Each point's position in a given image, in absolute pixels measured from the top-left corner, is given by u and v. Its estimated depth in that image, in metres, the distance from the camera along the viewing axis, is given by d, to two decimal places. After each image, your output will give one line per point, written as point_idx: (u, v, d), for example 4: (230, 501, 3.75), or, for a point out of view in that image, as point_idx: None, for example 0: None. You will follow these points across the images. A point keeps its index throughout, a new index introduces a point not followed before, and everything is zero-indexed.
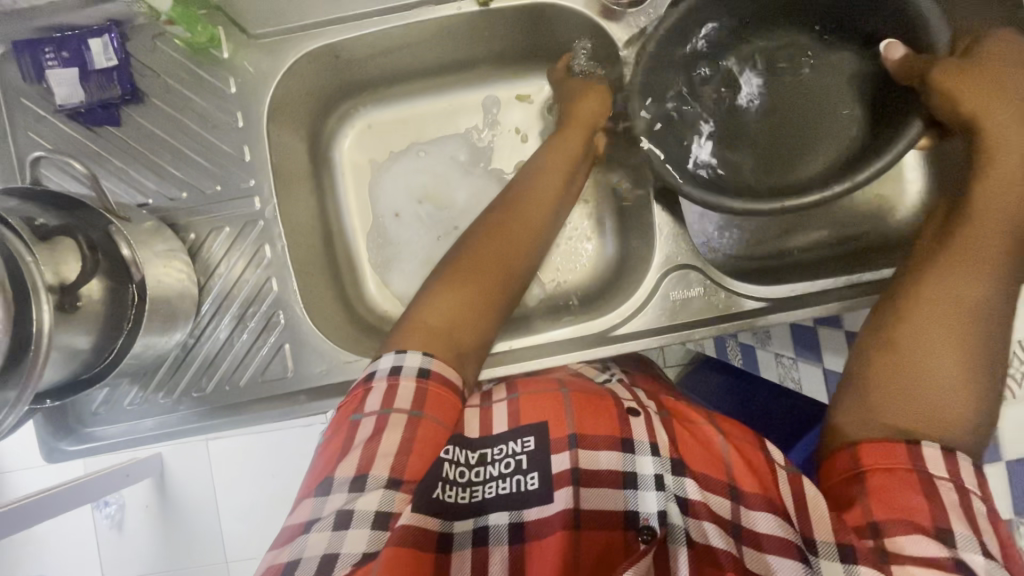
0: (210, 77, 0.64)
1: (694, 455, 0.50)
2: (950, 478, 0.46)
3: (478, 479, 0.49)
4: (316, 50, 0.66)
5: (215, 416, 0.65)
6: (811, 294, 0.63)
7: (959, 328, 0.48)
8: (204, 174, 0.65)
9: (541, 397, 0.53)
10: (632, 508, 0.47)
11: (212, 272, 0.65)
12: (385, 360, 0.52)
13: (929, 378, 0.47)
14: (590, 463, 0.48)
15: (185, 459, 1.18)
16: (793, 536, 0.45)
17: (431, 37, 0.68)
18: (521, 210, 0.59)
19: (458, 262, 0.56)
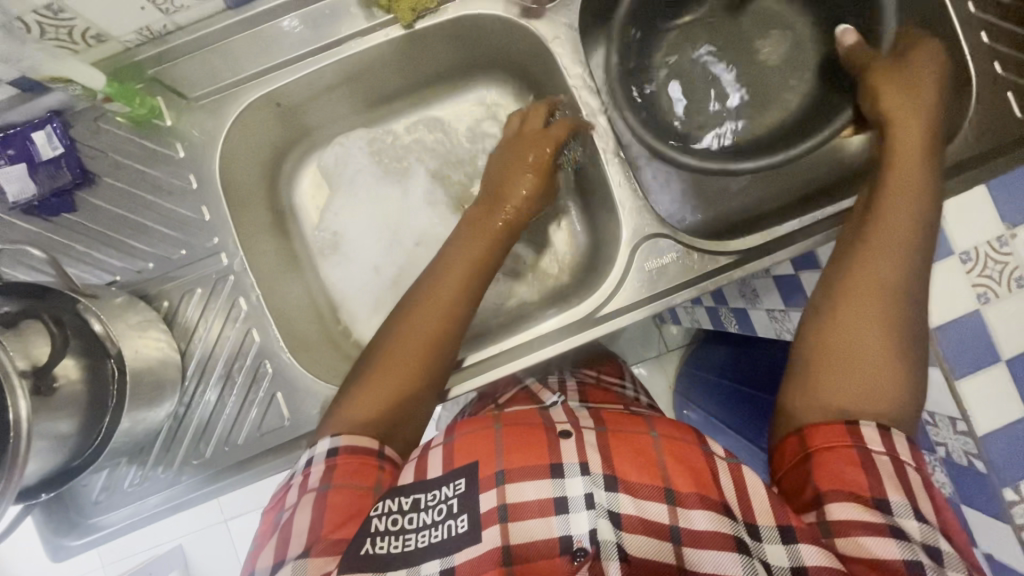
0: (158, 146, 0.65)
1: (627, 463, 0.49)
2: (887, 451, 0.48)
3: (410, 526, 0.46)
4: (256, 100, 0.67)
5: (221, 479, 0.63)
6: (773, 240, 0.65)
7: (886, 307, 0.51)
8: (167, 241, 0.65)
9: (473, 435, 0.51)
10: (564, 534, 0.46)
11: (192, 335, 0.64)
12: (302, 459, 0.53)
13: (864, 360, 0.50)
14: (519, 495, 0.47)
15: (207, 545, 1.14)
16: (726, 526, 0.45)
17: (366, 70, 0.70)
18: (454, 274, 0.60)
19: (387, 343, 0.57)
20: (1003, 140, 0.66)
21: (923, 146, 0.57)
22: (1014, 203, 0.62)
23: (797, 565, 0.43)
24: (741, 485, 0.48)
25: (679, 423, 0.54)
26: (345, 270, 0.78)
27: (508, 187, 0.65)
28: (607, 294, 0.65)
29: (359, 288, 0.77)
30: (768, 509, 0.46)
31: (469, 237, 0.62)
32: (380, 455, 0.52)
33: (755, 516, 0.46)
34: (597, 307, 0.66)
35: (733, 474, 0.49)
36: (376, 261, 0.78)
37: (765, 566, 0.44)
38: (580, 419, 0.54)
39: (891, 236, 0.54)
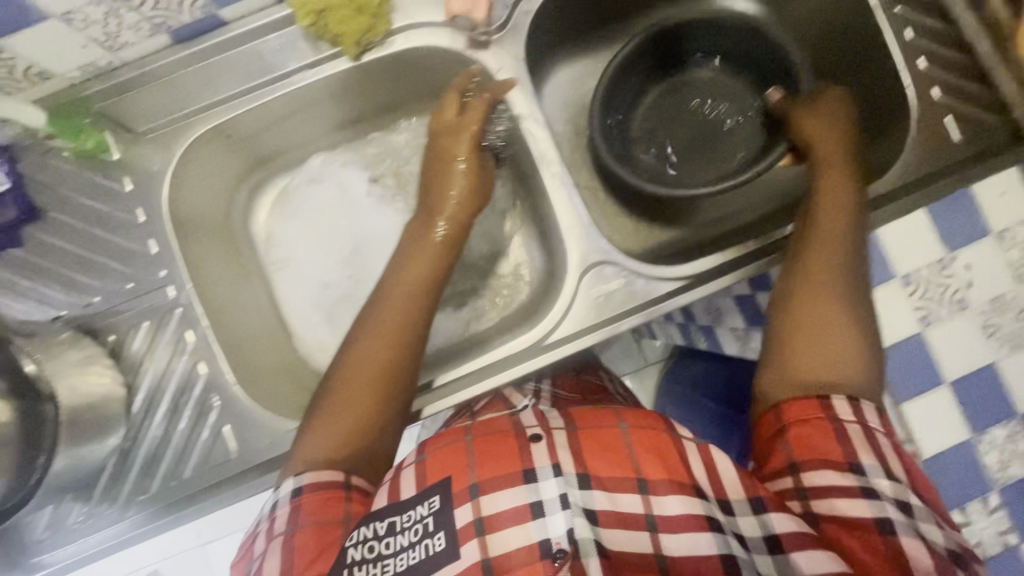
0: (106, 180, 0.65)
1: (597, 460, 0.47)
2: (858, 421, 0.49)
3: (386, 551, 0.44)
4: (206, 132, 0.66)
5: (169, 514, 0.63)
6: (710, 270, 0.66)
7: (835, 301, 0.53)
8: (114, 275, 0.65)
9: (443, 446, 0.49)
10: (542, 539, 0.42)
11: (139, 369, 0.64)
12: (269, 501, 0.53)
13: (829, 346, 0.52)
14: (494, 506, 0.45)
15: None
16: (700, 508, 0.44)
17: (318, 100, 0.70)
18: (399, 298, 0.59)
19: (340, 372, 0.57)
20: None
21: (846, 162, 0.60)
22: (950, 224, 0.65)
23: (767, 534, 0.44)
24: (709, 465, 0.48)
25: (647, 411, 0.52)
26: (302, 298, 0.75)
27: (443, 195, 0.63)
28: (555, 322, 0.66)
29: (319, 314, 0.75)
30: (738, 482, 0.47)
31: (412, 259, 0.61)
32: (347, 485, 0.52)
33: (727, 491, 0.47)
34: (544, 334, 0.66)
35: (703, 454, 0.48)
36: (331, 286, 0.75)
37: (737, 538, 0.44)
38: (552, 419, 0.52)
39: (824, 242, 0.56)
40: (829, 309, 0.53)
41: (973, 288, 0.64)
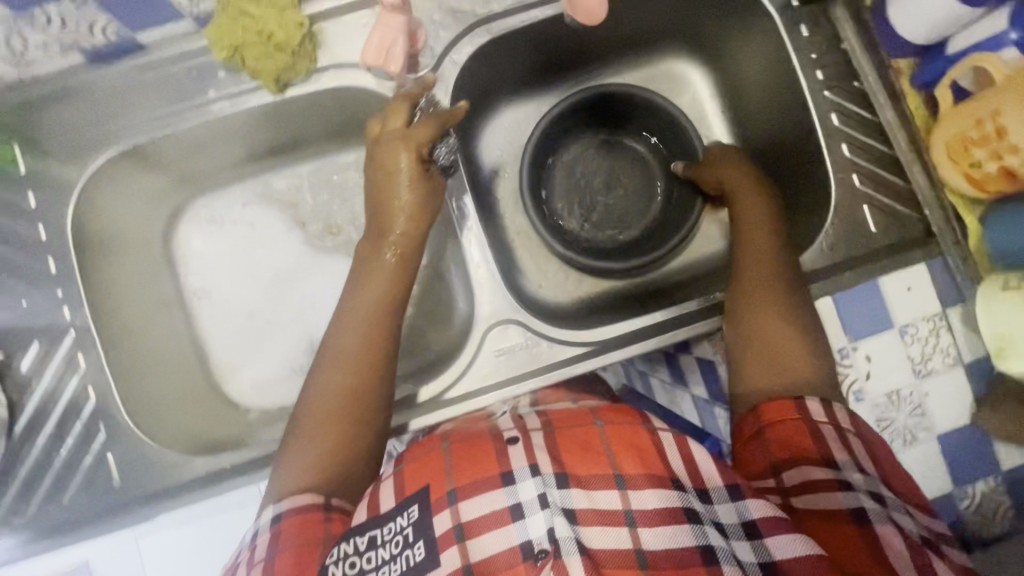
0: (9, 194, 0.64)
1: (576, 457, 0.44)
2: (829, 421, 0.51)
3: (367, 566, 0.41)
4: (116, 154, 0.65)
5: (45, 539, 0.63)
6: (611, 339, 0.66)
7: (777, 302, 0.59)
8: (9, 291, 0.64)
9: (421, 454, 0.47)
10: (524, 542, 0.40)
11: (25, 388, 0.63)
12: (246, 537, 0.50)
13: (780, 342, 0.56)
14: (474, 511, 0.42)
15: None
16: (677, 500, 0.42)
17: (241, 128, 0.69)
18: (361, 321, 0.58)
19: (308, 400, 0.55)
20: (853, 253, 0.67)
21: (753, 186, 0.69)
22: (866, 316, 0.65)
23: (745, 522, 0.42)
24: (688, 455, 0.45)
25: (623, 406, 0.49)
26: (220, 324, 0.75)
27: (390, 204, 0.61)
28: (456, 376, 0.65)
29: (238, 343, 0.74)
30: (716, 472, 0.44)
31: (374, 277, 0.60)
32: (327, 506, 0.49)
33: (706, 483, 0.44)
34: (443, 389, 0.65)
35: (678, 444, 0.45)
36: (256, 314, 0.75)
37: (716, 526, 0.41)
38: (527, 423, 0.50)
39: (757, 262, 0.62)
40: (782, 320, 0.57)
41: (871, 380, 0.64)
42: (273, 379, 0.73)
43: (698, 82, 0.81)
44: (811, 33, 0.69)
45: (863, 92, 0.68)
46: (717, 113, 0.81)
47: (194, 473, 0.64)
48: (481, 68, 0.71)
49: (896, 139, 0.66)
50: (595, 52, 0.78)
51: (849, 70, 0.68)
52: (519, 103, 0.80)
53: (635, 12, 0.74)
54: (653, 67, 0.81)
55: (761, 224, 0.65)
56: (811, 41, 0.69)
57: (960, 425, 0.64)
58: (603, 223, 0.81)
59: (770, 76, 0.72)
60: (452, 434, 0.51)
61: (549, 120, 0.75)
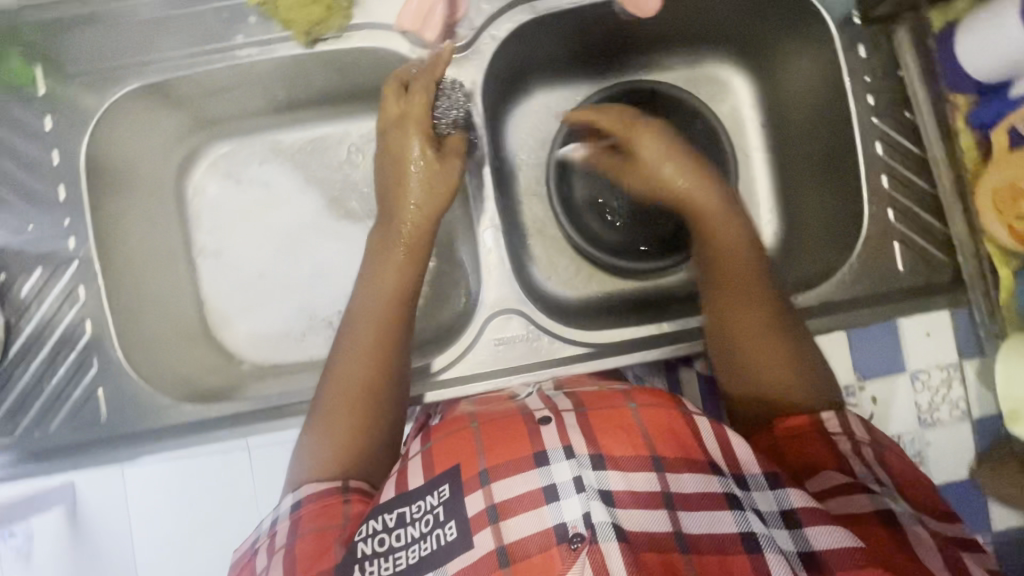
0: (27, 115, 0.63)
1: (612, 439, 0.48)
2: (846, 433, 0.53)
3: (398, 543, 0.45)
4: (138, 88, 0.64)
5: (29, 463, 0.63)
6: (614, 343, 0.65)
7: (760, 331, 0.57)
8: (18, 214, 0.63)
9: (453, 435, 0.51)
10: (558, 523, 0.43)
11: (24, 312, 0.63)
12: (268, 519, 0.53)
13: (769, 373, 0.56)
14: (505, 493, 0.46)
15: None
16: (715, 488, 0.46)
17: (267, 76, 0.67)
18: (370, 322, 0.58)
19: (327, 388, 0.57)
20: (881, 289, 0.64)
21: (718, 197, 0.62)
22: (872, 354, 0.64)
23: (785, 510, 0.45)
24: (726, 443, 0.48)
25: (658, 390, 0.53)
26: (224, 273, 0.74)
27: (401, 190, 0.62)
28: (452, 359, 0.65)
29: (242, 295, 0.74)
30: (753, 458, 0.47)
31: (383, 273, 0.60)
32: (345, 488, 0.52)
33: (743, 469, 0.47)
34: (438, 370, 0.65)
35: (715, 430, 0.48)
36: (267, 277, 0.74)
37: (756, 513, 0.45)
38: (558, 403, 0.53)
39: (732, 288, 0.59)
40: (768, 352, 0.56)
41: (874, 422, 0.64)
42: (270, 335, 0.73)
43: (741, 89, 0.78)
44: (868, 56, 0.65)
45: (912, 124, 0.65)
46: (755, 124, 0.78)
47: (180, 419, 0.63)
48: (517, 47, 0.68)
49: (941, 180, 0.63)
50: (638, 44, 0.75)
51: (901, 100, 0.65)
52: (552, 91, 0.78)
53: (685, 8, 0.70)
54: (696, 68, 0.78)
55: (734, 238, 0.61)
56: (867, 63, 0.65)
57: (959, 479, 0.64)
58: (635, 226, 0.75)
59: (816, 94, 0.70)
60: (481, 412, 0.55)
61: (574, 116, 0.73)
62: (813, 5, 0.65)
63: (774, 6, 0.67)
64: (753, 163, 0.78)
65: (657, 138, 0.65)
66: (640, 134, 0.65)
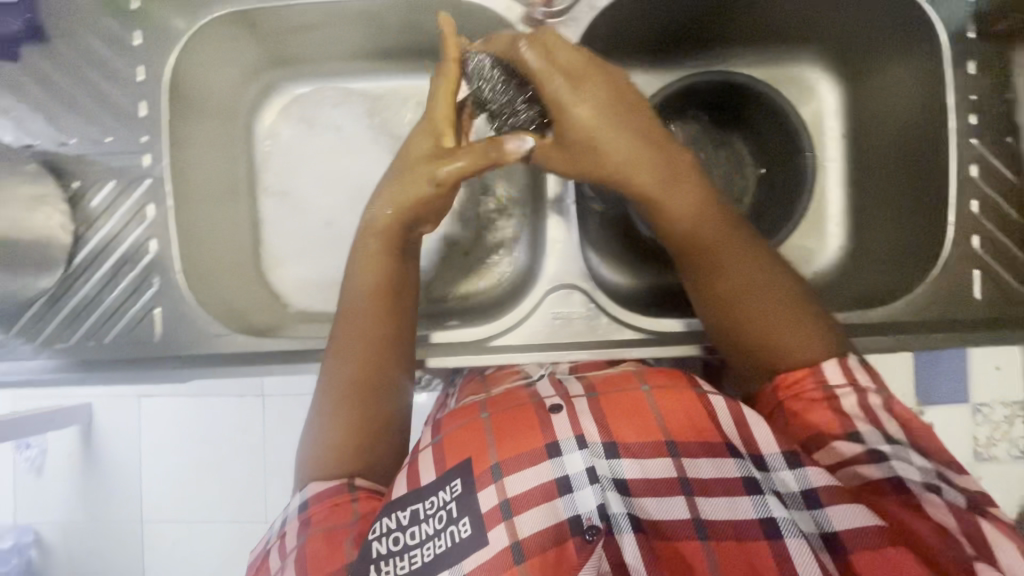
0: (117, 27, 0.63)
1: (625, 423, 0.49)
2: (848, 383, 0.52)
3: (412, 542, 0.45)
4: (229, 14, 0.63)
5: (79, 372, 0.64)
6: (669, 334, 0.64)
7: (749, 304, 0.55)
8: (97, 124, 0.63)
9: (462, 430, 0.51)
10: (573, 518, 0.45)
11: (92, 223, 0.64)
12: (279, 520, 0.55)
13: (767, 343, 0.54)
14: (518, 487, 0.46)
15: (114, 412, 1.15)
16: (733, 473, 0.45)
17: (356, 19, 0.66)
18: (366, 330, 0.57)
19: (323, 397, 0.57)
20: (954, 315, 0.62)
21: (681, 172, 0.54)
22: (933, 381, 0.69)
23: (805, 489, 0.44)
24: (743, 425, 0.47)
25: (673, 371, 0.53)
26: (285, 214, 0.74)
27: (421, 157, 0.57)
28: (506, 326, 0.64)
29: (299, 238, 0.74)
30: (772, 439, 0.47)
31: (367, 284, 0.58)
32: (351, 488, 0.53)
33: (761, 449, 0.47)
34: (491, 336, 0.64)
35: (732, 409, 0.48)
36: (328, 225, 0.74)
37: (776, 495, 0.44)
38: (570, 389, 0.54)
39: (714, 272, 0.56)
40: (762, 323, 0.54)
41: None
42: (320, 280, 0.73)
43: (828, 99, 0.76)
44: (978, 73, 0.63)
45: (1013, 150, 0.63)
46: (835, 134, 0.76)
47: (229, 349, 0.63)
48: (611, 22, 0.66)
49: None
50: (732, 37, 0.73)
51: (1006, 124, 0.63)
52: (634, 73, 0.75)
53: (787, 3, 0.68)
54: (782, 69, 0.76)
55: (701, 217, 0.55)
56: (974, 81, 0.63)
57: None
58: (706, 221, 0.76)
59: (907, 114, 0.68)
60: (491, 400, 0.55)
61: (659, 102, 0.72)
62: (930, 19, 0.62)
63: (885, 20, 0.65)
64: (828, 173, 0.76)
65: (590, 86, 0.52)
66: (583, 81, 0.52)
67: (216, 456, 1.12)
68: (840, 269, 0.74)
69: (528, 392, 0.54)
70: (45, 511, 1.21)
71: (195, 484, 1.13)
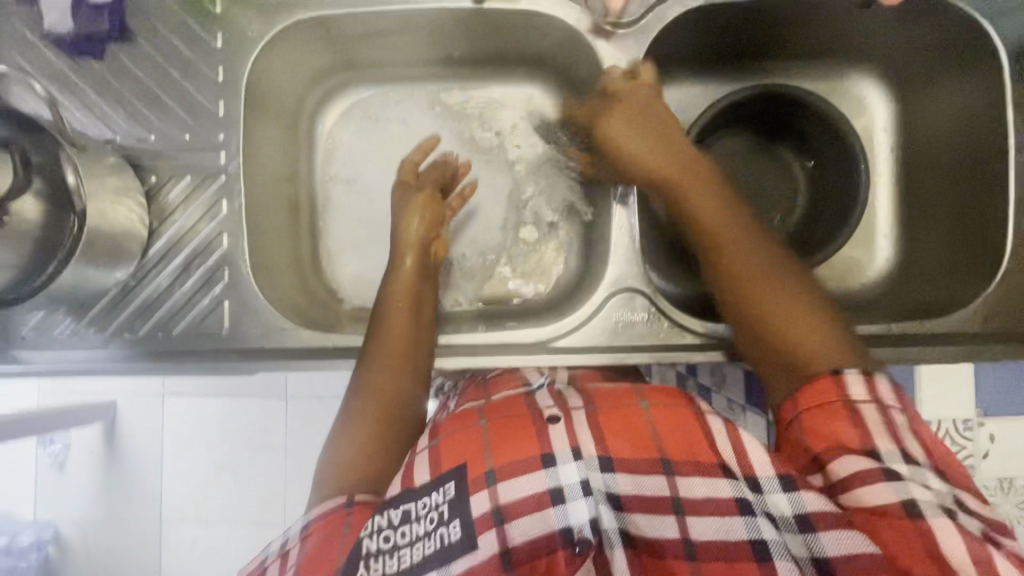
0: (200, 29, 0.65)
1: (621, 439, 0.48)
2: (874, 401, 0.48)
3: (403, 542, 0.44)
4: (308, 19, 0.65)
5: (145, 362, 0.65)
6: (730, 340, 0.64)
7: (775, 294, 0.56)
8: (175, 122, 0.65)
9: (460, 436, 0.51)
10: (564, 527, 0.44)
11: (166, 218, 0.65)
12: (274, 545, 0.51)
13: (795, 336, 0.54)
14: (511, 493, 0.46)
15: (140, 410, 1.15)
16: (728, 493, 0.45)
17: (427, 27, 0.69)
18: (393, 343, 0.61)
19: (352, 410, 0.59)
20: (1012, 328, 0.63)
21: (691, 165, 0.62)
22: (988, 394, 0.72)
23: (799, 513, 0.44)
24: (738, 444, 0.47)
25: (670, 390, 0.54)
26: (346, 215, 0.76)
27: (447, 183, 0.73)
28: (568, 328, 0.65)
29: (359, 237, 0.76)
30: (767, 461, 0.46)
31: (395, 292, 0.65)
32: (350, 503, 0.50)
33: (756, 471, 0.46)
34: (553, 337, 0.65)
35: (729, 430, 0.48)
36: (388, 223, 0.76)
37: (768, 517, 0.44)
38: (568, 401, 0.55)
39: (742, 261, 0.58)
40: (790, 318, 0.54)
41: None
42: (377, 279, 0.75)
43: (879, 113, 0.77)
44: None
45: None
46: (884, 147, 0.77)
47: (294, 344, 0.64)
48: (676, 34, 0.68)
49: None
50: (787, 48, 0.74)
51: None
52: (684, 84, 0.77)
53: (848, 20, 0.69)
54: (835, 81, 0.77)
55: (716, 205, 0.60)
56: None
57: None
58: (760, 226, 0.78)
59: (964, 130, 0.68)
60: (488, 407, 0.55)
61: (722, 106, 0.73)
62: (992, 37, 0.63)
63: (946, 36, 0.66)
64: (877, 186, 0.77)
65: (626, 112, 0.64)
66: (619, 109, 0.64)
67: (242, 456, 1.12)
68: (889, 282, 0.75)
69: (527, 402, 0.55)
70: (66, 507, 1.21)
71: (219, 483, 1.13)
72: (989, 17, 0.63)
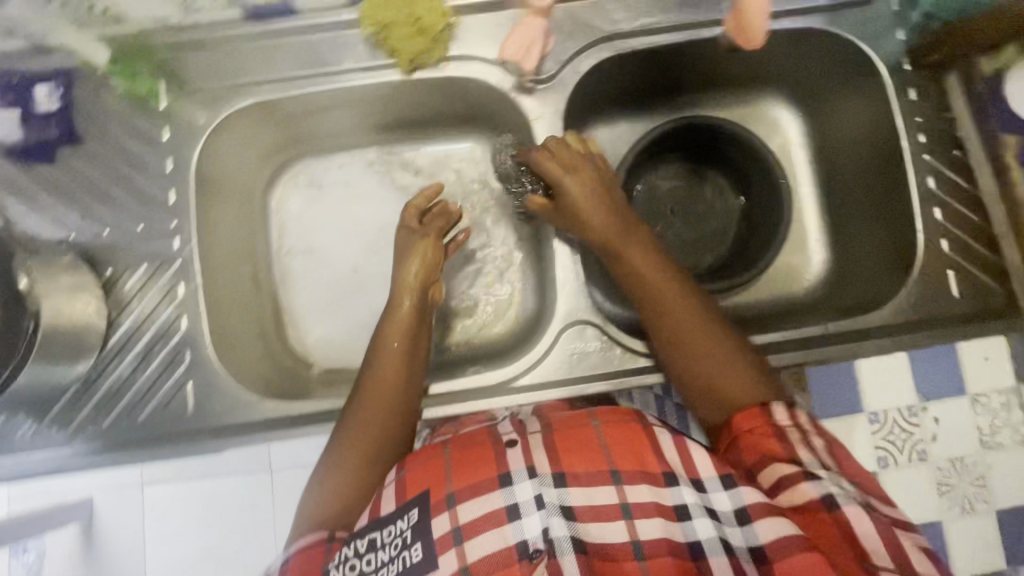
0: (146, 125, 0.68)
1: (577, 455, 0.50)
2: (792, 423, 0.52)
3: (369, 569, 0.47)
4: (251, 105, 0.70)
5: (111, 453, 0.65)
6: None
7: (702, 336, 0.58)
8: (128, 214, 0.68)
9: (423, 466, 0.51)
10: (520, 541, 0.46)
11: (124, 307, 0.67)
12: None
13: (718, 372, 0.57)
14: (470, 514, 0.47)
15: (117, 505, 1.11)
16: (667, 500, 0.48)
17: (364, 100, 0.73)
18: (381, 379, 0.62)
19: (340, 442, 0.59)
20: (938, 314, 0.67)
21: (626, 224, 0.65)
22: (932, 379, 0.76)
23: (738, 507, 0.47)
24: (687, 456, 0.50)
25: (619, 407, 0.55)
26: (304, 283, 0.78)
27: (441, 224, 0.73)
28: (528, 366, 0.68)
29: (319, 302, 0.78)
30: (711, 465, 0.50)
31: (394, 326, 0.65)
32: (330, 539, 0.51)
33: (701, 473, 0.50)
34: (513, 377, 0.67)
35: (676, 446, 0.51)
36: (347, 287, 0.78)
37: (710, 512, 0.47)
38: (528, 426, 0.55)
39: (674, 307, 0.60)
40: (715, 353, 0.58)
41: None
42: (342, 341, 0.77)
43: (791, 131, 0.83)
44: (919, 98, 0.71)
45: (962, 161, 0.70)
46: (805, 161, 0.83)
47: (260, 416, 0.65)
48: (595, 81, 0.74)
49: (994, 213, 0.68)
50: (697, 83, 0.81)
51: (951, 137, 0.70)
52: (612, 125, 0.83)
53: (748, 55, 0.76)
54: (751, 107, 0.84)
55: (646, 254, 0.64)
56: (918, 105, 0.71)
57: None
58: (699, 246, 0.84)
59: (865, 138, 0.75)
60: (454, 437, 0.55)
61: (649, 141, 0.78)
62: (870, 56, 0.71)
63: (834, 57, 0.74)
64: (803, 197, 0.83)
65: (574, 168, 0.67)
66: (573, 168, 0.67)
67: (227, 539, 1.09)
68: (826, 285, 0.79)
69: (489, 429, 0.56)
70: None
71: (205, 572, 1.09)
72: (864, 40, 0.71)
